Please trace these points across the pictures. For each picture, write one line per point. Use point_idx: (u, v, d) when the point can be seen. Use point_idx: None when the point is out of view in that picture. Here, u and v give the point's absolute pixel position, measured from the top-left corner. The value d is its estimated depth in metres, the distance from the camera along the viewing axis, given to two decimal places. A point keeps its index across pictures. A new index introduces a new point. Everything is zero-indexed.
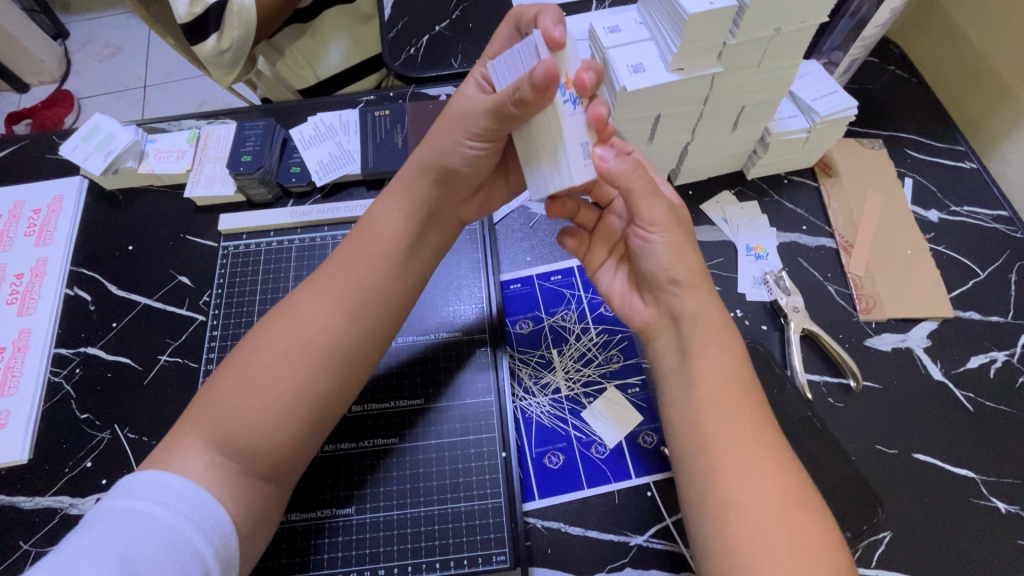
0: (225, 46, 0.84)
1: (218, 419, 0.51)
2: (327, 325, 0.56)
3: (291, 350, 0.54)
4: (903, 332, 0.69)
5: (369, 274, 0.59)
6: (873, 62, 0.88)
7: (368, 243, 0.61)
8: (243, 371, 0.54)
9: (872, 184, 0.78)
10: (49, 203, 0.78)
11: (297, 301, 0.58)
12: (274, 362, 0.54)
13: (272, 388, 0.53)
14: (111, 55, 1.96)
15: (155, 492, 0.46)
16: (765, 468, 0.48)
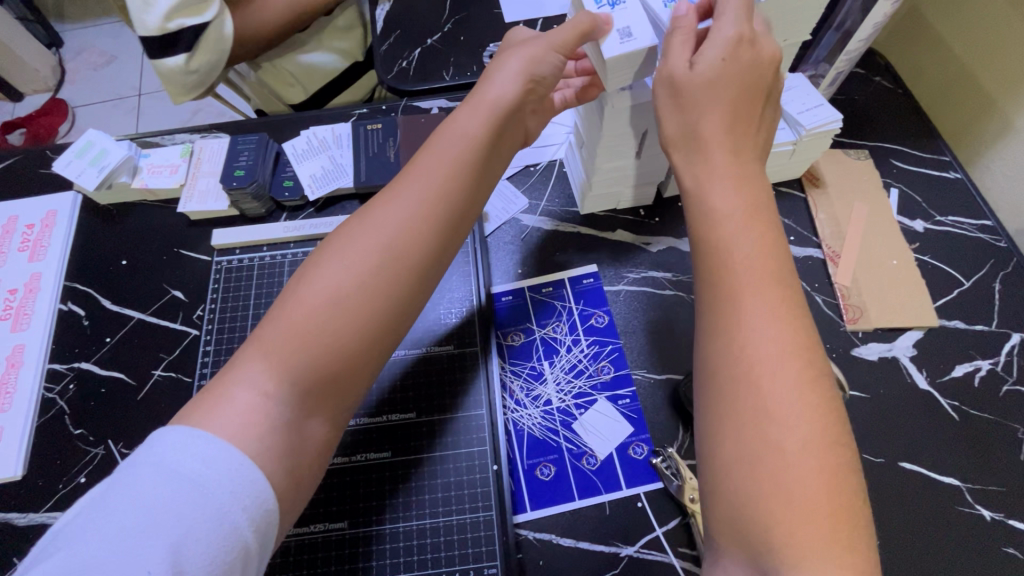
0: (194, 67, 0.83)
1: (280, 338, 0.48)
2: (403, 240, 0.53)
3: (372, 259, 0.52)
4: (889, 341, 0.70)
5: (439, 193, 0.56)
6: (860, 72, 0.90)
7: (433, 162, 0.57)
8: (311, 282, 0.51)
9: (858, 194, 0.79)
10: (43, 218, 0.79)
11: (376, 211, 0.54)
12: (352, 271, 0.51)
13: (348, 297, 0.50)
14: (106, 64, 1.96)
15: (186, 460, 0.40)
16: (794, 368, 0.42)
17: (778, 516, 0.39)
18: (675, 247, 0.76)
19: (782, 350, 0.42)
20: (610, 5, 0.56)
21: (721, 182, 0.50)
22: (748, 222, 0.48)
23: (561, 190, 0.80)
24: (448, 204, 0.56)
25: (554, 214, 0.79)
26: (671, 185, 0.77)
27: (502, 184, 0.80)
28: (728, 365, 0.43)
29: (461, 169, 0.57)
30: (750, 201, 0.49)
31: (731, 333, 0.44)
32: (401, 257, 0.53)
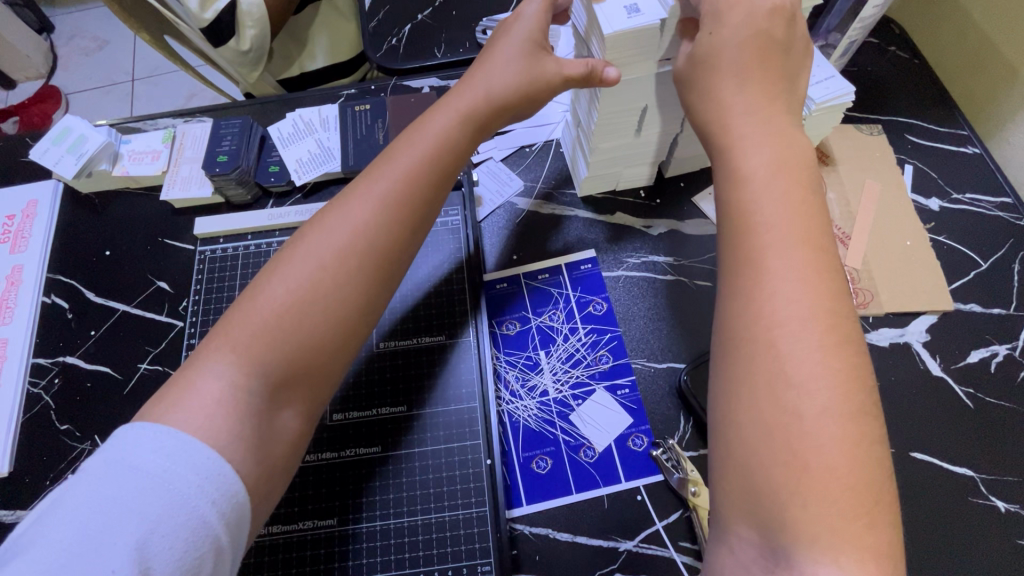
0: (247, 47, 0.81)
1: (272, 319, 0.46)
2: (375, 227, 0.51)
3: (343, 250, 0.49)
4: (901, 327, 0.67)
5: (412, 178, 0.53)
6: (873, 42, 0.85)
7: (408, 147, 0.55)
8: (277, 271, 0.48)
9: (869, 172, 0.75)
10: (24, 208, 0.76)
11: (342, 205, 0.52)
12: (323, 256, 0.49)
13: (315, 282, 0.48)
14: (98, 49, 1.92)
15: (152, 447, 0.38)
16: (824, 345, 0.38)
17: (793, 490, 0.36)
18: (676, 230, 0.73)
19: (813, 310, 0.39)
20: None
21: (750, 129, 0.46)
22: (775, 174, 0.44)
23: (558, 171, 0.77)
24: (425, 193, 0.53)
25: (549, 196, 0.75)
26: (672, 165, 0.73)
27: (496, 166, 0.77)
28: (753, 341, 0.40)
29: (436, 158, 0.55)
30: (782, 148, 0.45)
31: (759, 291, 0.41)
32: (371, 244, 0.50)
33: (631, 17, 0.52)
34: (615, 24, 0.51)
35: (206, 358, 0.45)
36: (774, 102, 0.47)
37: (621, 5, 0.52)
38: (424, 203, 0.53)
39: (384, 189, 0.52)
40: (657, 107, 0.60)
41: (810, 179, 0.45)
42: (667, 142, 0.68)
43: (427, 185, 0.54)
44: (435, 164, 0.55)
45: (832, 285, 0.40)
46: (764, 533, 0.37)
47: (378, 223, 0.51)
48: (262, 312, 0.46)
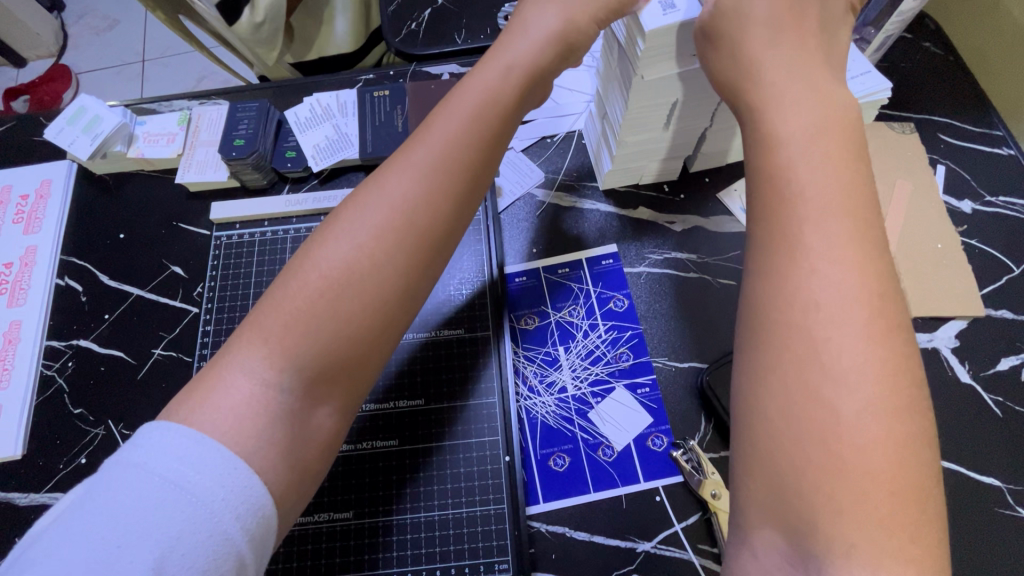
0: (261, 19, 0.82)
1: (301, 307, 0.45)
2: (418, 200, 0.49)
3: (391, 231, 0.48)
4: (929, 331, 0.65)
5: (452, 151, 0.51)
6: (907, 38, 0.82)
7: (444, 120, 0.52)
8: (313, 263, 0.47)
9: (901, 172, 0.73)
10: (37, 188, 0.75)
11: (387, 178, 0.50)
12: (368, 238, 0.47)
13: (363, 268, 0.46)
14: (109, 29, 1.90)
15: (178, 456, 0.37)
16: (869, 368, 0.36)
17: (821, 489, 0.35)
18: (700, 226, 0.71)
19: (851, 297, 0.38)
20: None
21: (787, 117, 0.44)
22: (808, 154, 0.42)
23: (580, 163, 0.75)
24: (468, 157, 0.51)
25: (571, 188, 0.74)
26: (698, 160, 0.71)
27: (517, 157, 0.76)
28: (797, 362, 0.37)
29: (482, 123, 0.53)
30: (824, 131, 0.43)
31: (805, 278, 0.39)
32: (418, 219, 0.49)
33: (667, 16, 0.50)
34: (645, 27, 0.50)
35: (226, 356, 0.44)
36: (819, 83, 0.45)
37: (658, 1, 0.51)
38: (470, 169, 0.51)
39: (426, 163, 0.50)
40: (689, 101, 0.58)
41: (852, 154, 0.42)
42: (694, 137, 0.66)
43: (471, 151, 0.52)
44: (479, 123, 0.52)
45: (870, 269, 0.38)
46: (793, 550, 0.36)
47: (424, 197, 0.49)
48: (299, 305, 0.45)
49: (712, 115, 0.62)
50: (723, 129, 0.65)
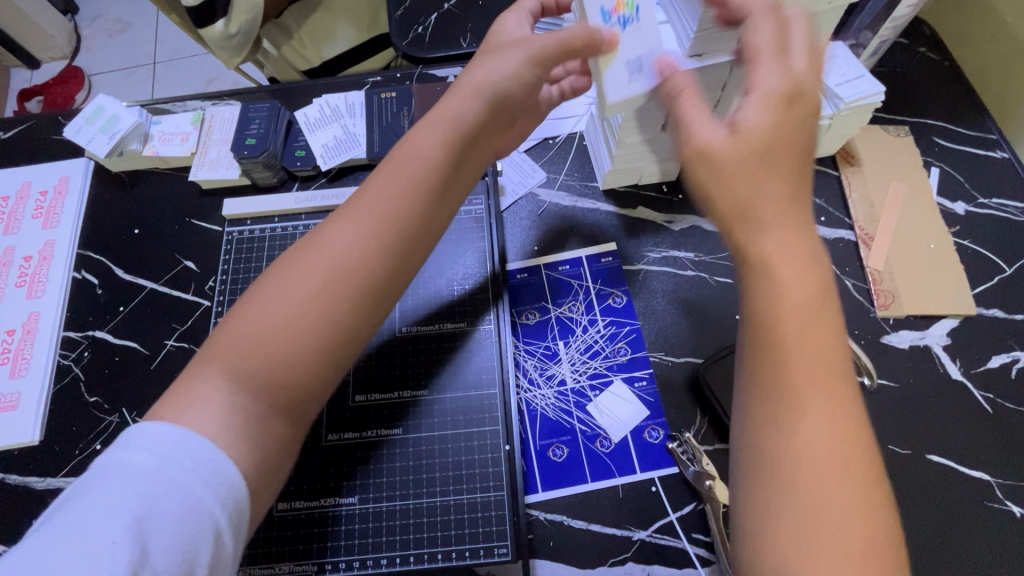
0: (234, 31, 0.82)
1: (240, 348, 0.46)
2: (362, 246, 0.50)
3: (320, 306, 0.48)
4: (921, 329, 0.67)
5: (380, 225, 0.51)
6: (903, 43, 0.84)
7: (376, 196, 0.52)
8: (257, 300, 0.48)
9: (895, 174, 0.75)
10: (55, 185, 0.78)
11: (320, 238, 0.51)
12: (313, 283, 0.48)
13: (309, 309, 0.48)
14: (121, 32, 1.93)
15: (155, 444, 0.40)
16: (848, 508, 0.37)
17: (780, 560, 0.37)
18: (698, 226, 0.73)
19: (804, 336, 0.40)
20: (620, 22, 0.53)
21: (730, 145, 0.42)
22: (770, 188, 0.42)
23: (581, 164, 0.77)
24: (399, 227, 0.52)
25: (572, 188, 0.76)
26: None
27: (519, 157, 0.77)
28: (779, 503, 0.38)
29: (434, 163, 0.54)
30: (795, 241, 0.41)
31: (761, 317, 0.41)
32: (360, 262, 0.50)
33: (659, 44, 0.53)
34: None
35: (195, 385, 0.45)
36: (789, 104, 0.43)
37: (650, 27, 0.53)
38: (416, 208, 0.53)
39: (374, 201, 0.52)
40: None
41: (800, 213, 0.42)
42: None
43: (419, 193, 0.53)
44: (411, 201, 0.53)
45: (839, 403, 0.39)
46: None
47: (374, 235, 0.51)
48: (241, 346, 0.46)
49: None
50: None
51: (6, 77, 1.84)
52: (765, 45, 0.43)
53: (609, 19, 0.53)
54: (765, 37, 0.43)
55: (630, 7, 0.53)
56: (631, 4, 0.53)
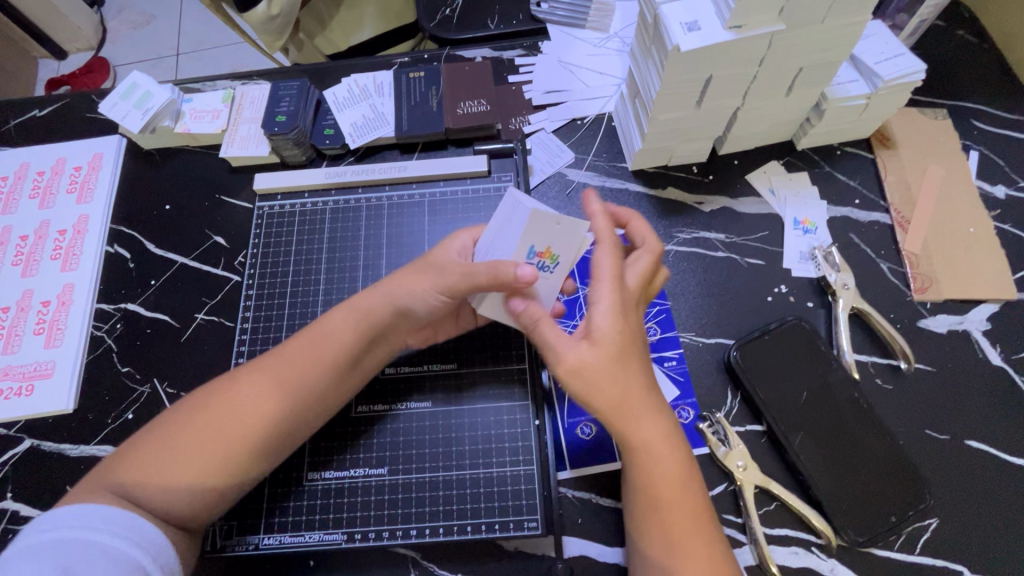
0: (276, 13, 0.82)
1: (132, 476, 0.49)
2: (274, 417, 0.53)
3: (206, 447, 0.50)
4: (960, 314, 0.65)
5: (299, 377, 0.54)
6: (941, 25, 0.82)
7: (298, 347, 0.55)
8: (167, 436, 0.51)
9: (932, 157, 0.73)
10: (89, 161, 0.79)
11: (235, 388, 0.53)
12: (219, 454, 0.50)
13: (208, 468, 0.50)
14: (145, 23, 1.95)
15: (80, 518, 0.44)
16: None
17: None
18: (729, 207, 0.72)
19: (676, 492, 0.50)
20: (538, 268, 0.54)
21: (598, 357, 0.49)
22: (640, 389, 0.50)
23: (609, 145, 0.77)
24: (313, 379, 0.55)
25: (601, 169, 0.75)
26: (727, 142, 0.72)
27: (547, 137, 0.77)
28: None
29: (338, 362, 0.55)
30: (659, 421, 0.51)
31: (641, 477, 0.51)
32: (266, 430, 0.52)
33: (691, 33, 0.54)
34: (672, 37, 0.54)
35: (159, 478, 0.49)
36: (629, 318, 0.51)
37: (681, 22, 0.54)
38: (327, 382, 0.55)
39: (280, 365, 0.54)
40: (722, 78, 0.59)
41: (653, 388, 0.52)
42: (725, 117, 0.66)
43: (323, 372, 0.55)
44: (326, 356, 0.55)
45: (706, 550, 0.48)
46: None
47: (265, 399, 0.53)
48: (155, 484, 0.49)
49: (745, 93, 0.63)
50: (754, 109, 0.66)
51: (34, 67, 1.87)
52: (652, 240, 0.55)
53: (529, 259, 0.54)
54: (650, 237, 0.56)
55: (554, 260, 0.54)
56: (555, 258, 0.54)
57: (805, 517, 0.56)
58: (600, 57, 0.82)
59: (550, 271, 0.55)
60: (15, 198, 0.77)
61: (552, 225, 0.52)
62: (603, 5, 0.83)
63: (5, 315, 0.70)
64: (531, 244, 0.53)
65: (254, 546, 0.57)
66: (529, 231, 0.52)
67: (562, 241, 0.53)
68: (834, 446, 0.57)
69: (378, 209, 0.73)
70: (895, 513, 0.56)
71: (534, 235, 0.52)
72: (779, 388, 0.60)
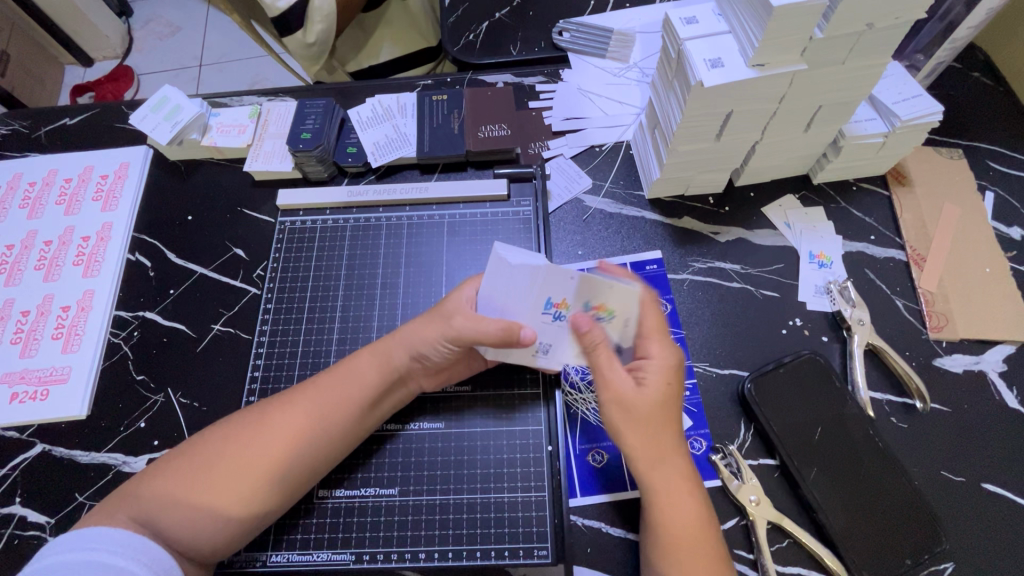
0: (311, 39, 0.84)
1: (157, 501, 0.50)
2: (293, 455, 0.53)
3: (236, 474, 0.51)
4: (976, 354, 0.65)
5: (330, 412, 0.55)
6: (957, 67, 0.83)
7: (333, 383, 0.57)
8: (201, 458, 0.52)
9: (948, 196, 0.73)
10: (116, 170, 0.81)
11: (267, 419, 0.54)
12: (238, 488, 0.51)
13: (228, 502, 0.51)
14: (171, 34, 2.00)
15: (86, 542, 0.46)
16: None
17: None
18: (745, 239, 0.73)
19: (691, 546, 0.50)
20: (555, 317, 0.55)
21: (640, 402, 0.53)
22: (663, 439, 0.53)
23: (626, 172, 0.78)
24: (338, 416, 0.55)
25: (618, 196, 0.76)
26: (744, 175, 0.73)
27: (566, 163, 0.78)
28: None
29: (360, 403, 0.56)
30: (671, 468, 0.52)
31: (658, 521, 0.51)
32: (292, 465, 0.53)
33: (714, 69, 0.55)
34: (695, 73, 0.55)
35: (153, 507, 0.50)
36: (672, 380, 0.54)
37: (704, 58, 0.56)
38: (347, 423, 0.56)
39: (318, 398, 0.56)
40: (743, 113, 0.60)
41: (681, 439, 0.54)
42: (744, 150, 0.67)
43: (348, 410, 0.56)
44: (354, 397, 0.56)
45: None
46: None
47: (300, 431, 0.54)
48: (173, 514, 0.50)
49: (764, 128, 0.64)
50: (772, 144, 0.67)
51: (62, 74, 1.92)
52: (654, 326, 0.55)
53: (546, 310, 0.54)
54: (651, 320, 0.56)
55: (570, 309, 0.54)
56: (572, 308, 0.54)
57: (817, 555, 0.55)
58: (618, 86, 0.83)
59: (568, 320, 0.55)
60: (41, 203, 0.79)
61: (604, 283, 0.53)
62: (624, 36, 0.85)
63: (25, 318, 0.71)
64: (546, 295, 0.54)
65: (262, 562, 0.56)
66: (545, 283, 0.53)
67: (616, 298, 0.54)
68: (847, 484, 0.57)
69: (397, 228, 0.74)
70: (911, 556, 0.55)
71: (550, 287, 0.53)
72: (793, 422, 0.60)
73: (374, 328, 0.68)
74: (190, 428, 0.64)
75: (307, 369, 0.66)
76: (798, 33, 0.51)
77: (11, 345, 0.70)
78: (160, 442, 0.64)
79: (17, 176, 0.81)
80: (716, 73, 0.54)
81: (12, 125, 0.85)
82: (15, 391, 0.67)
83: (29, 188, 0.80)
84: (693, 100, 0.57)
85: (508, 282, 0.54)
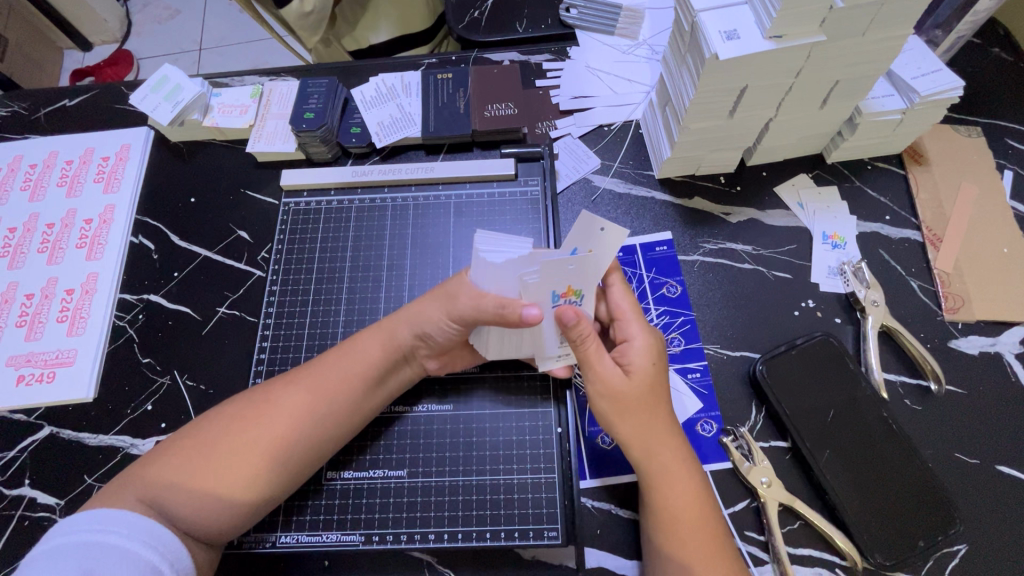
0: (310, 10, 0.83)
1: (162, 481, 0.50)
2: (297, 436, 0.53)
3: (242, 453, 0.51)
4: (992, 336, 0.64)
5: (336, 392, 0.55)
6: (976, 43, 0.81)
7: (338, 363, 0.56)
8: (205, 438, 0.52)
9: (965, 175, 0.72)
10: (117, 152, 0.80)
11: (272, 398, 0.54)
12: (244, 467, 0.51)
13: (233, 482, 0.50)
14: (170, 18, 1.97)
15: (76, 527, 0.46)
16: None
17: None
18: (756, 219, 0.71)
19: (691, 528, 0.50)
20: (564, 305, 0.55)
21: (628, 388, 0.52)
22: (659, 426, 0.52)
23: (635, 152, 0.76)
24: (344, 395, 0.55)
25: (627, 176, 0.75)
26: (756, 154, 0.71)
27: (575, 143, 0.77)
28: None
29: (365, 381, 0.56)
30: (664, 454, 0.52)
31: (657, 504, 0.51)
32: (297, 443, 0.53)
33: (730, 41, 0.53)
34: (709, 45, 0.53)
35: (158, 486, 0.50)
36: (654, 360, 0.54)
37: (719, 30, 0.54)
38: (350, 402, 0.55)
39: (321, 377, 0.55)
40: (757, 89, 0.58)
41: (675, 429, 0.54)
42: (757, 128, 0.65)
43: (353, 388, 0.55)
44: (359, 375, 0.56)
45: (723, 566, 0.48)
46: None
47: (305, 410, 0.54)
48: (177, 496, 0.49)
49: (779, 104, 0.62)
50: (786, 122, 0.65)
51: (60, 59, 1.89)
52: (628, 309, 0.56)
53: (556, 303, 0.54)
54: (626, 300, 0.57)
55: (578, 294, 0.55)
56: (580, 292, 0.55)
57: (829, 536, 0.55)
58: (626, 63, 0.81)
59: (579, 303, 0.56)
60: (42, 186, 0.78)
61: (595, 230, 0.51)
62: (633, 13, 0.82)
63: (29, 302, 0.71)
64: (553, 288, 0.53)
65: (271, 543, 0.56)
66: (548, 279, 0.52)
67: (607, 247, 0.53)
68: (861, 465, 0.56)
69: (403, 209, 0.72)
70: (924, 537, 0.54)
71: (555, 281, 0.53)
72: (805, 404, 0.59)
73: (381, 310, 0.67)
74: (196, 410, 0.64)
75: (314, 352, 0.65)
76: (817, 2, 0.49)
77: (16, 328, 0.69)
78: (167, 425, 0.64)
79: (18, 159, 0.80)
80: (732, 45, 0.53)
81: (11, 107, 0.84)
82: (22, 373, 0.66)
83: (30, 170, 0.79)
84: (707, 73, 0.55)
85: (503, 279, 0.53)
